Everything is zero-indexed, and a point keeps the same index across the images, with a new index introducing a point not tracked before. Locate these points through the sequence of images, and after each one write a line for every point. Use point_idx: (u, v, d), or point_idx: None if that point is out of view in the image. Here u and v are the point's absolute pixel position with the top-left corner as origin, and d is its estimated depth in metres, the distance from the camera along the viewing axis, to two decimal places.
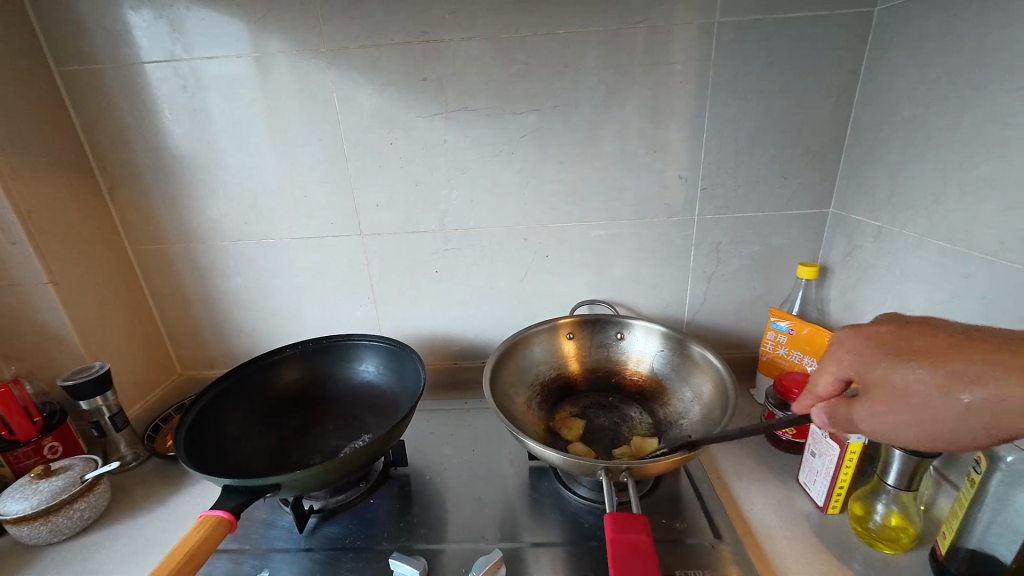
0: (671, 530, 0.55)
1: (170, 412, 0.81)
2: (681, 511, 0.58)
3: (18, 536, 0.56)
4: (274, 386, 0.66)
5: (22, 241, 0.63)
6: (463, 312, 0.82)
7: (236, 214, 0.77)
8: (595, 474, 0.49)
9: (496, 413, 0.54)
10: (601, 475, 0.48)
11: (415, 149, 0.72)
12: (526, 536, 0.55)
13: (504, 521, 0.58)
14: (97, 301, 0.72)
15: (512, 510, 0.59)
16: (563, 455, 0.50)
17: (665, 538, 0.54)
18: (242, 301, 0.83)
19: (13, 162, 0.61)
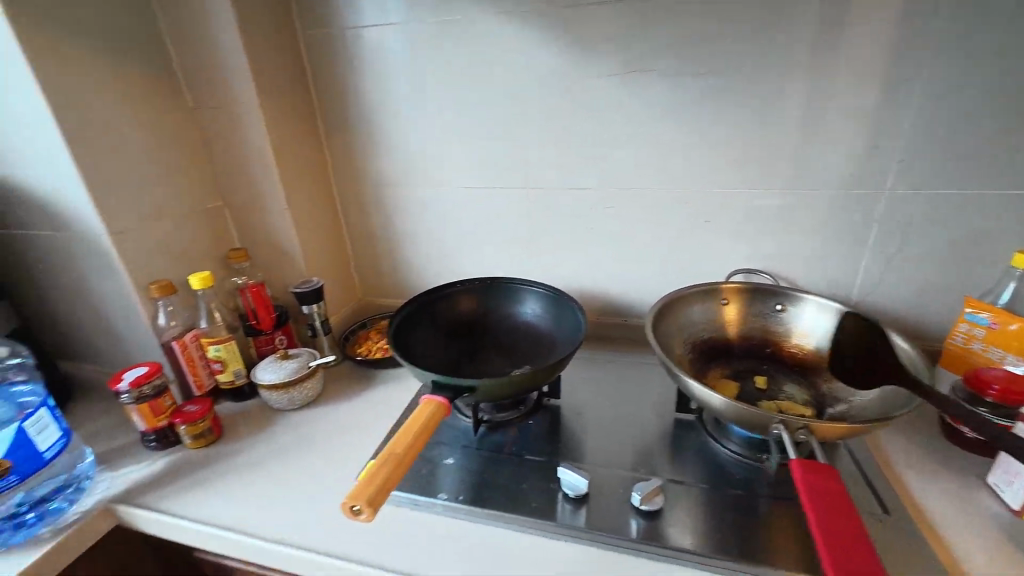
0: None
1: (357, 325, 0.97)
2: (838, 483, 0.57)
3: (268, 398, 0.74)
4: (451, 312, 0.75)
5: (273, 174, 0.79)
6: (612, 269, 0.86)
7: (421, 163, 0.87)
8: (769, 424, 0.50)
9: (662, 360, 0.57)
10: (778, 426, 0.49)
11: (588, 106, 0.75)
12: (676, 475, 0.59)
13: (651, 462, 0.62)
14: (315, 228, 0.88)
15: (659, 453, 0.63)
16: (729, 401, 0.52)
17: None
18: (415, 242, 0.95)
19: (273, 109, 0.77)
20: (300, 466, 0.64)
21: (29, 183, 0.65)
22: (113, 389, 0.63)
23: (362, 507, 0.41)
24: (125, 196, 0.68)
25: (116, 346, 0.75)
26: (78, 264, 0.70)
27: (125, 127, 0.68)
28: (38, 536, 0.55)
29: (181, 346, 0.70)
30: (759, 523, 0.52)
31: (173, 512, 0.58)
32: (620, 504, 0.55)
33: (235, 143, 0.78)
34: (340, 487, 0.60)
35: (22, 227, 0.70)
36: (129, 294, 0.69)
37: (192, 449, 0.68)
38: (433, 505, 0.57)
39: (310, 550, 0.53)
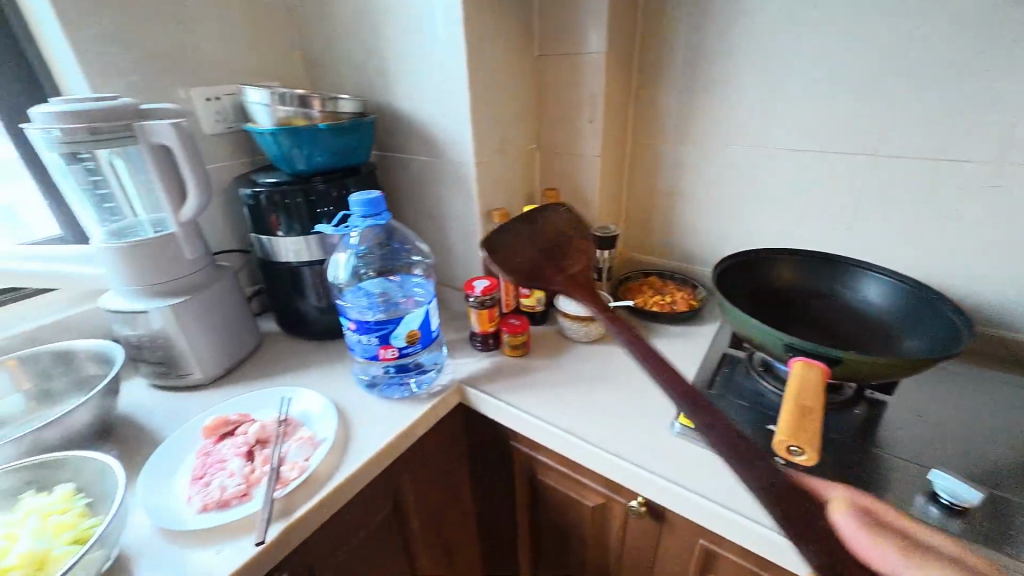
0: None
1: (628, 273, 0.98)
2: None
3: (564, 328, 0.82)
4: (768, 278, 0.72)
5: (598, 121, 0.82)
6: (966, 262, 0.71)
7: (743, 117, 0.79)
8: None
9: None
10: None
11: (1014, 56, 0.60)
12: None
13: None
14: (610, 176, 0.90)
15: None
16: None
17: None
18: (702, 203, 0.89)
19: (612, 56, 0.79)
20: (608, 395, 0.69)
21: (420, 115, 0.79)
22: (469, 292, 0.77)
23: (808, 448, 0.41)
24: (488, 130, 0.78)
25: (445, 259, 0.90)
26: (438, 187, 0.84)
27: (496, 68, 0.76)
28: (419, 395, 0.71)
29: (506, 268, 0.81)
30: None
31: (512, 403, 0.69)
32: (1017, 529, 0.48)
33: (569, 89, 0.82)
34: (655, 424, 0.63)
35: (400, 152, 0.85)
36: (475, 217, 0.81)
37: (508, 355, 0.79)
38: None
39: (647, 471, 0.57)
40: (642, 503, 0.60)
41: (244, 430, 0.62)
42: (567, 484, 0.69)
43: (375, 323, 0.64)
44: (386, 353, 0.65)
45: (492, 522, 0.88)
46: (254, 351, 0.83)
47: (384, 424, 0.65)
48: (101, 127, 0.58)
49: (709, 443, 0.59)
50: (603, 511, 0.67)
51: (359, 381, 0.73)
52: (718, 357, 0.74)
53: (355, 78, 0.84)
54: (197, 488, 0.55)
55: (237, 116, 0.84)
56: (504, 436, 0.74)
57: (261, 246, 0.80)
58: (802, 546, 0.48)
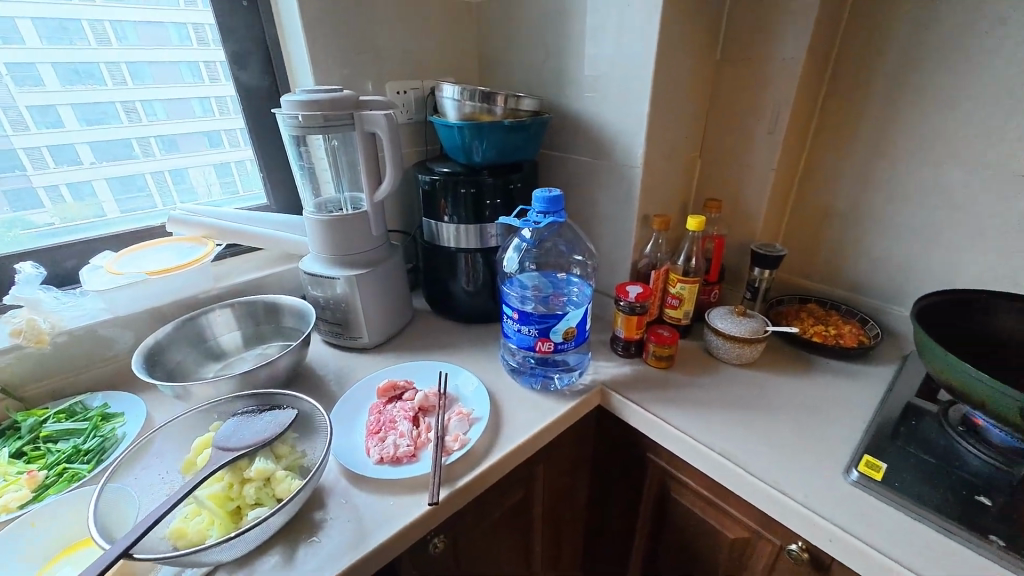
0: None
1: (784, 296, 0.91)
2: None
3: (713, 346, 0.78)
4: (987, 324, 0.62)
5: (779, 131, 0.76)
6: None
7: (965, 135, 0.68)
8: None
9: None
10: None
11: None
12: None
13: None
14: (780, 191, 0.83)
15: None
16: None
17: None
18: (891, 230, 0.79)
19: (809, 61, 0.72)
20: (766, 425, 0.65)
21: (590, 116, 0.80)
22: (620, 296, 0.76)
23: None
24: (657, 136, 0.76)
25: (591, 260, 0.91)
26: (596, 188, 0.85)
27: (677, 72, 0.74)
28: (562, 392, 0.72)
29: (658, 277, 0.79)
30: None
31: (658, 415, 0.67)
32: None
33: (750, 97, 0.78)
34: (825, 466, 0.58)
35: (561, 151, 0.87)
36: (632, 222, 0.81)
37: (650, 365, 0.77)
38: (980, 544, 0.48)
39: (819, 515, 0.52)
40: (803, 548, 0.55)
41: (410, 395, 0.68)
42: (707, 508, 0.66)
43: (538, 316, 0.66)
44: (542, 347, 0.68)
45: (605, 528, 0.87)
46: (408, 324, 0.90)
47: (531, 414, 0.68)
48: (331, 114, 0.67)
49: (898, 502, 0.52)
50: (745, 547, 0.63)
51: (504, 366, 0.77)
52: (900, 405, 0.66)
53: (528, 77, 0.88)
54: (375, 441, 0.61)
55: (418, 109, 0.92)
56: (640, 447, 0.73)
57: (427, 229, 0.86)
58: None
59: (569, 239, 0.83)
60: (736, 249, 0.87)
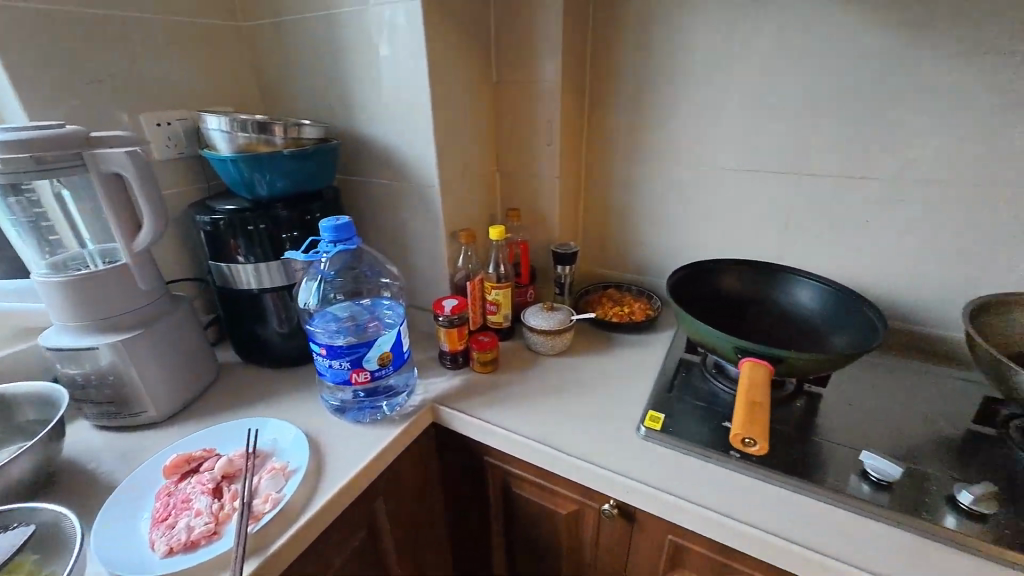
0: None
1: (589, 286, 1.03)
2: None
3: (532, 343, 0.84)
4: (717, 286, 0.79)
5: (555, 144, 0.87)
6: (877, 267, 0.80)
7: (684, 140, 0.87)
8: None
9: (987, 357, 0.58)
10: None
11: (907, 90, 0.70)
12: (948, 472, 0.59)
13: (914, 454, 0.62)
14: (568, 196, 0.95)
15: (935, 454, 0.62)
16: None
17: None
18: (653, 219, 0.96)
19: (566, 84, 0.84)
20: (577, 404, 0.72)
21: (383, 140, 0.81)
22: (438, 311, 0.78)
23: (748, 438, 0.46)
24: (450, 156, 0.80)
25: (412, 281, 0.91)
26: (402, 209, 0.85)
27: (457, 96, 0.79)
28: (391, 418, 0.71)
29: (473, 287, 0.83)
30: None
31: (486, 419, 0.71)
32: (932, 496, 0.55)
33: (527, 115, 0.87)
34: (621, 429, 0.67)
35: (362, 175, 0.86)
36: (441, 239, 0.84)
37: (478, 372, 0.81)
38: (724, 460, 0.61)
39: (617, 474, 0.60)
40: (614, 505, 0.63)
41: (208, 465, 0.60)
42: (541, 493, 0.71)
43: (347, 347, 0.64)
44: (358, 378, 0.66)
45: (466, 539, 0.88)
46: (213, 383, 0.79)
47: (359, 449, 0.65)
48: (49, 155, 0.56)
49: (672, 444, 0.64)
50: (576, 518, 0.70)
51: (328, 407, 0.72)
52: (675, 362, 0.80)
53: (315, 103, 0.85)
54: (161, 530, 0.52)
55: (189, 142, 0.82)
56: (477, 452, 0.76)
57: (218, 273, 0.77)
58: (759, 530, 0.53)
59: (370, 262, 0.82)
60: (541, 251, 0.97)
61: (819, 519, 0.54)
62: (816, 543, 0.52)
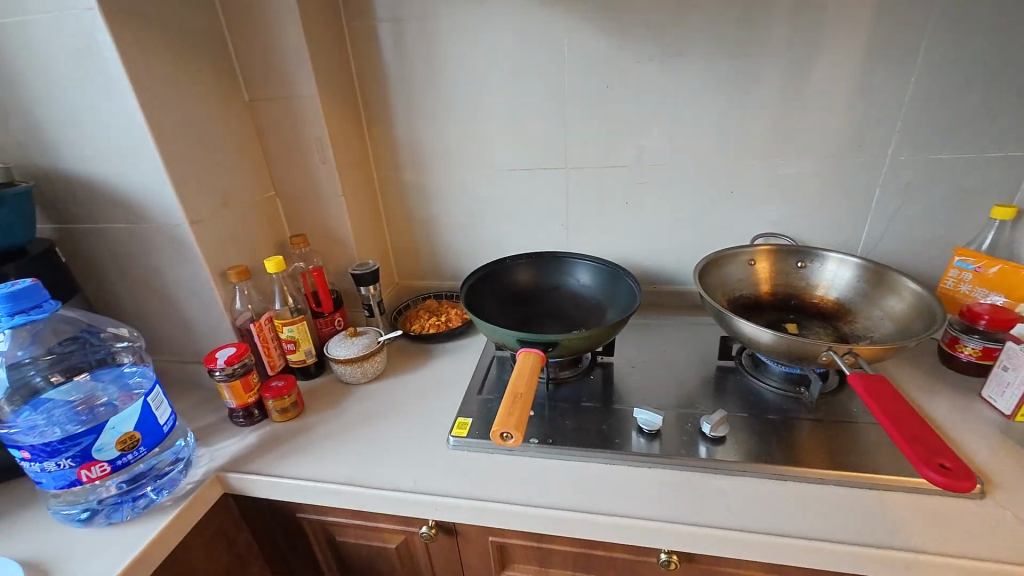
0: (845, 414, 0.66)
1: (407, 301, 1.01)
2: (853, 399, 0.68)
3: (341, 374, 0.78)
4: (511, 281, 0.83)
5: (330, 161, 0.82)
6: (642, 240, 0.93)
7: (464, 145, 0.90)
8: (819, 351, 0.58)
9: (712, 307, 0.69)
10: (828, 351, 0.57)
11: (627, 88, 0.81)
12: (703, 406, 0.70)
13: (680, 398, 0.72)
14: (362, 212, 0.91)
15: (694, 394, 0.72)
16: (774, 333, 0.61)
17: (834, 418, 0.65)
18: (455, 224, 0.97)
19: (329, 97, 0.80)
20: (389, 428, 0.69)
21: (103, 176, 0.67)
22: (210, 366, 0.67)
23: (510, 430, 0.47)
24: (198, 186, 0.70)
25: (187, 334, 0.78)
26: (150, 255, 0.72)
27: (193, 118, 0.69)
28: (160, 506, 0.59)
29: (259, 328, 0.74)
30: (783, 438, 0.63)
31: (284, 474, 0.63)
32: (691, 433, 0.64)
33: (293, 133, 0.80)
34: (433, 443, 0.66)
35: (87, 221, 0.71)
36: (208, 281, 0.73)
37: (279, 421, 0.72)
38: (525, 449, 0.64)
39: (427, 493, 0.58)
40: (432, 525, 0.61)
41: None
42: (365, 534, 0.66)
43: (61, 441, 0.51)
44: (91, 474, 0.53)
45: None
46: None
47: (108, 560, 0.53)
48: None
49: (480, 446, 0.64)
50: (406, 548, 0.66)
51: (69, 520, 0.57)
52: (489, 360, 0.81)
53: None
54: None
55: None
56: (287, 511, 0.67)
57: None
58: (554, 510, 0.56)
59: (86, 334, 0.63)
60: (345, 273, 0.91)
61: (604, 480, 0.60)
62: (600, 505, 0.57)
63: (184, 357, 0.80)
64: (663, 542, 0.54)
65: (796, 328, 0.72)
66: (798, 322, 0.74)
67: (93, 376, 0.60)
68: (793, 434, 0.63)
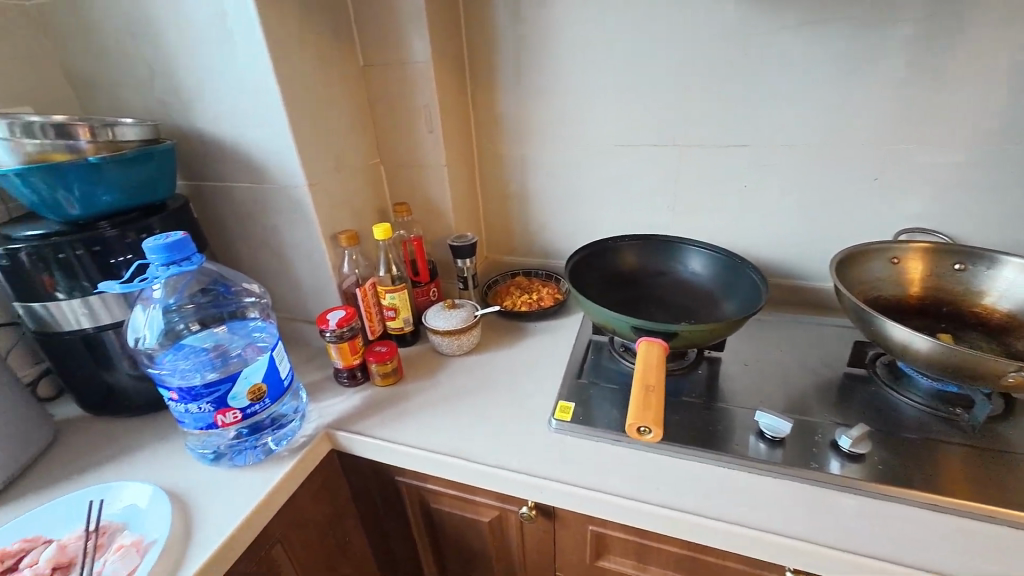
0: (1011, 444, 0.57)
1: (497, 276, 0.99)
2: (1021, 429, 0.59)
3: (437, 345, 0.79)
4: (616, 262, 0.80)
5: (437, 130, 0.80)
6: (759, 228, 0.84)
7: (571, 118, 0.85)
8: (1001, 372, 0.50)
9: (852, 305, 0.62)
10: (1013, 372, 0.49)
11: (765, 57, 0.72)
12: (831, 416, 0.63)
13: (802, 403, 0.65)
14: (461, 183, 0.89)
15: (819, 401, 0.66)
16: (936, 340, 0.53)
17: (997, 447, 0.57)
18: (553, 201, 0.93)
19: (440, 63, 0.77)
20: (488, 404, 0.68)
21: (233, 137, 0.69)
22: (322, 327, 0.69)
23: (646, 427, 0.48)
24: (317, 151, 0.71)
25: (297, 294, 0.81)
26: (270, 216, 0.75)
27: (314, 82, 0.70)
28: (279, 455, 0.62)
29: (364, 293, 0.75)
30: (934, 464, 0.55)
31: (389, 438, 0.64)
32: (819, 444, 0.59)
33: (403, 99, 0.79)
34: (534, 423, 0.65)
35: (217, 180, 0.74)
36: (320, 244, 0.75)
37: (380, 386, 0.74)
38: (632, 441, 0.61)
39: (532, 475, 0.57)
40: (532, 507, 0.60)
41: (31, 560, 0.49)
42: (461, 505, 0.67)
43: (204, 387, 0.54)
44: (226, 419, 0.57)
45: (395, 562, 0.82)
46: (51, 448, 0.65)
47: (237, 500, 0.56)
48: None
49: (584, 433, 0.62)
50: (500, 524, 0.66)
51: (201, 458, 0.62)
52: (585, 345, 0.78)
53: (141, 97, 0.71)
54: None
55: None
56: (387, 473, 0.69)
57: (32, 317, 0.61)
58: (669, 509, 0.53)
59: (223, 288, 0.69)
60: (441, 244, 0.91)
61: (721, 485, 0.55)
62: (718, 510, 0.53)
63: (293, 315, 0.84)
64: (789, 561, 0.50)
65: (952, 339, 0.64)
66: (954, 333, 0.65)
67: (230, 330, 0.66)
68: (946, 460, 0.55)
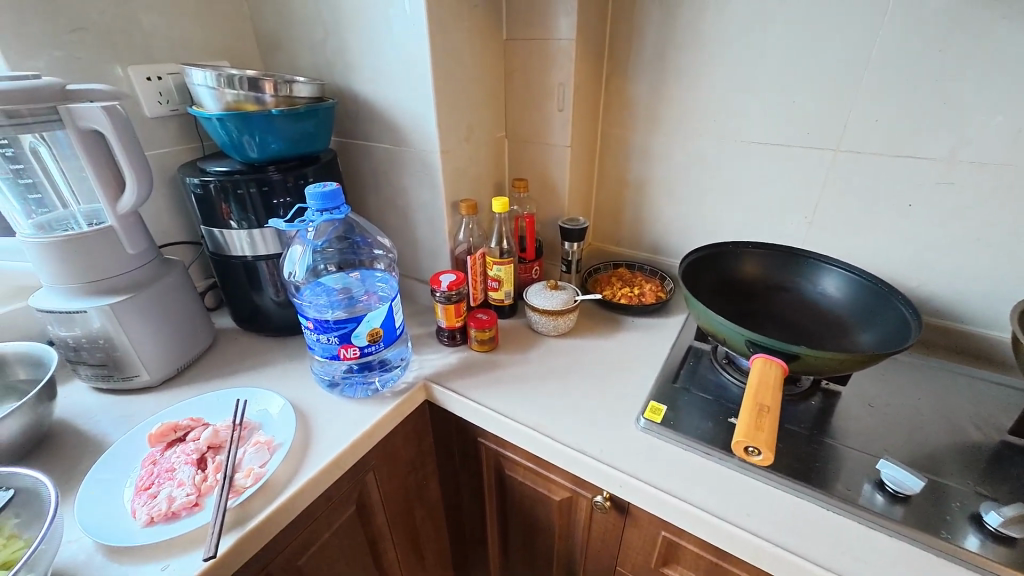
0: None
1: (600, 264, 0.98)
2: None
3: (533, 323, 0.81)
4: (735, 268, 0.74)
5: (567, 109, 0.80)
6: (917, 256, 0.73)
7: (711, 108, 0.79)
8: None
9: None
10: None
11: (972, 56, 0.61)
12: (976, 485, 0.54)
13: (938, 462, 0.57)
14: (580, 165, 0.89)
15: (960, 462, 0.57)
16: None
17: None
18: (672, 195, 0.89)
19: (582, 42, 0.76)
20: (576, 389, 0.69)
21: (383, 101, 0.75)
22: (434, 286, 0.74)
23: (763, 451, 0.46)
24: (453, 120, 0.75)
25: (414, 252, 0.88)
26: (402, 177, 0.81)
27: (461, 54, 0.73)
28: (383, 395, 0.69)
29: (473, 261, 0.79)
30: None
31: (480, 401, 0.68)
32: (954, 513, 0.51)
33: (539, 76, 0.80)
34: (620, 417, 0.64)
35: (363, 139, 0.81)
36: (442, 209, 0.79)
37: (476, 351, 0.78)
38: (725, 458, 0.58)
39: (613, 467, 0.57)
40: (607, 498, 0.60)
41: (194, 436, 0.59)
42: (535, 478, 0.69)
43: (335, 322, 0.61)
44: (347, 353, 0.64)
45: (462, 514, 0.88)
46: (210, 349, 0.79)
47: (345, 426, 0.64)
48: (25, 110, 0.53)
49: (673, 439, 0.60)
50: (569, 505, 0.68)
51: (320, 382, 0.71)
52: (684, 349, 0.75)
53: (312, 58, 0.79)
54: (143, 500, 0.52)
55: (183, 99, 0.79)
56: (471, 433, 0.74)
57: (210, 239, 0.73)
58: (757, 537, 0.50)
59: (361, 238, 0.78)
60: (550, 224, 0.92)
61: (824, 528, 0.51)
62: (815, 553, 0.48)
63: (407, 271, 0.91)
64: None
65: None
66: None
67: (361, 277, 0.74)
68: None
